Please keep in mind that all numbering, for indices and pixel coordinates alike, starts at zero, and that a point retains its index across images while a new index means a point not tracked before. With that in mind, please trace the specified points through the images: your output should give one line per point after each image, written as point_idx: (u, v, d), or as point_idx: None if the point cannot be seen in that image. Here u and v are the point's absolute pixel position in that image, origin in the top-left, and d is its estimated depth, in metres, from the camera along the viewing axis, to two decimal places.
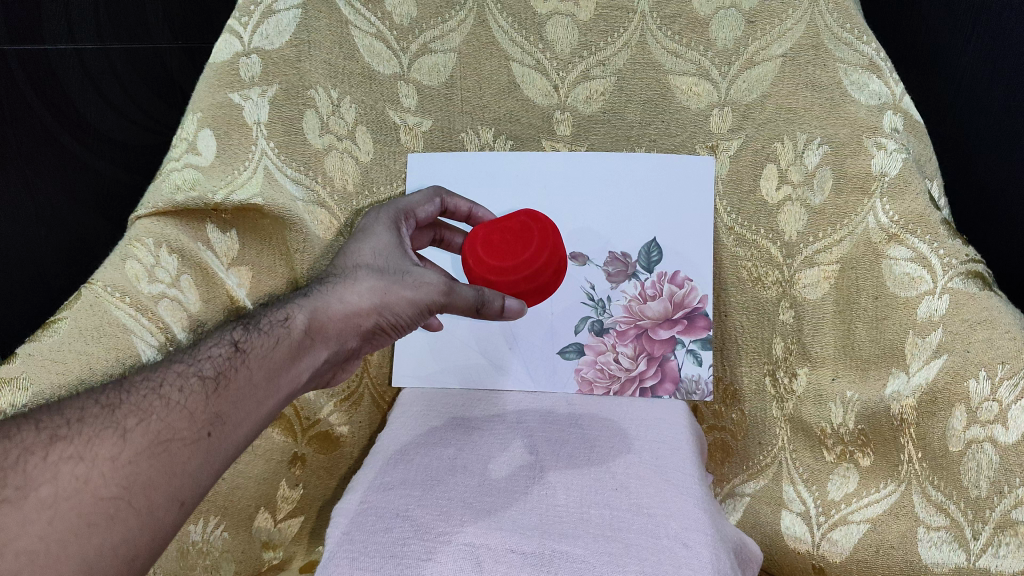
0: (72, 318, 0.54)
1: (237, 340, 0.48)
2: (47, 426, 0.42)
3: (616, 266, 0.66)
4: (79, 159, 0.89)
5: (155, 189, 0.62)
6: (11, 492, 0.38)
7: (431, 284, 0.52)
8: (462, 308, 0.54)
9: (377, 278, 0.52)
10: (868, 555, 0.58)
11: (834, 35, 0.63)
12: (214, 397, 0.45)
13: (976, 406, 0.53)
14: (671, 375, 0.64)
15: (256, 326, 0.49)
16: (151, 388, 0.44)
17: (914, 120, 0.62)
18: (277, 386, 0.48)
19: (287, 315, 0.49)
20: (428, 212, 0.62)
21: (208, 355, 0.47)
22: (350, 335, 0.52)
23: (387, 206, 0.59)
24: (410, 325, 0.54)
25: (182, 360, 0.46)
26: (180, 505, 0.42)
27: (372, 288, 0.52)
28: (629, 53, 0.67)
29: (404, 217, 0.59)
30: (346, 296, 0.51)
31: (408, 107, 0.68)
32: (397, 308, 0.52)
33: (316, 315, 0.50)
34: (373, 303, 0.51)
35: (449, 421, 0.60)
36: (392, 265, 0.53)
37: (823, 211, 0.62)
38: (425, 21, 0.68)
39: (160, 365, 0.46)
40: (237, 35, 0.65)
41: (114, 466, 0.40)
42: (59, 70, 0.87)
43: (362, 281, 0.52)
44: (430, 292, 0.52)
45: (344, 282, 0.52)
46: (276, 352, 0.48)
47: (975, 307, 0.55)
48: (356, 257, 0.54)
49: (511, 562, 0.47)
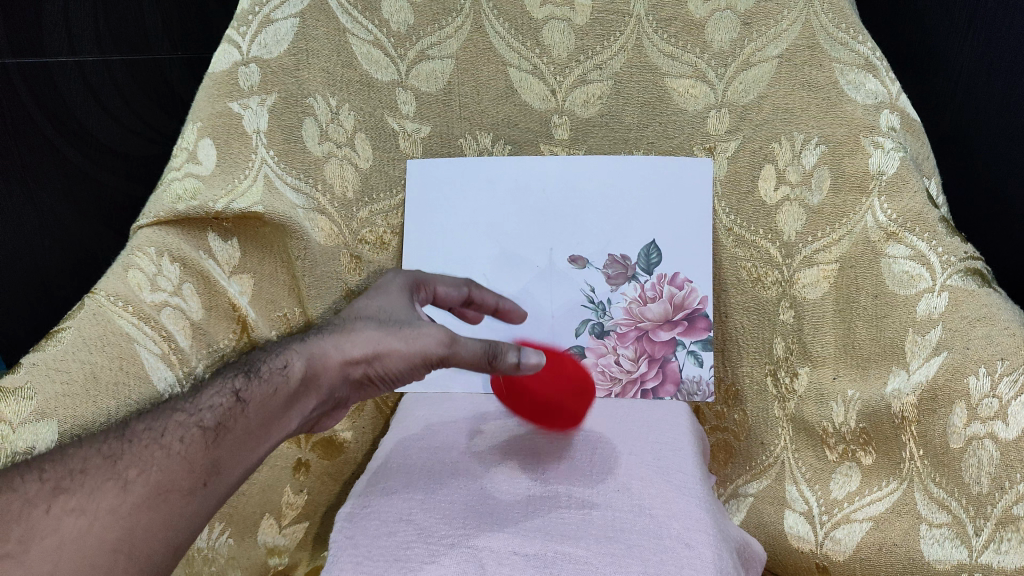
0: (76, 327, 0.53)
1: (237, 388, 0.49)
2: (51, 476, 0.44)
3: (616, 268, 0.66)
4: (81, 170, 0.89)
5: (157, 198, 0.61)
6: (15, 546, 0.43)
7: (429, 337, 0.51)
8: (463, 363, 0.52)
9: (376, 327, 0.52)
10: (871, 553, 0.58)
11: (829, 36, 0.63)
12: (212, 447, 0.47)
13: (976, 403, 0.53)
14: (673, 377, 0.65)
15: (256, 372, 0.50)
16: (153, 438, 0.46)
17: (910, 119, 0.62)
18: (273, 431, 0.50)
19: (286, 363, 0.50)
20: (452, 294, 0.60)
21: (209, 404, 0.48)
22: (345, 380, 0.52)
23: (404, 272, 0.59)
24: (408, 377, 0.53)
25: (183, 408, 0.48)
26: (175, 547, 0.45)
27: (370, 338, 0.51)
28: (625, 57, 0.68)
29: (420, 285, 0.58)
30: (344, 345, 0.51)
31: (406, 114, 0.69)
32: (394, 361, 0.51)
33: (313, 363, 0.51)
34: (368, 354, 0.51)
35: (451, 425, 0.60)
36: (393, 316, 0.53)
37: (821, 210, 0.62)
38: (423, 28, 0.68)
39: (163, 412, 0.48)
40: (236, 45, 0.65)
41: (115, 516, 0.44)
42: (60, 84, 0.86)
43: (361, 331, 0.52)
44: (431, 343, 0.51)
45: (343, 331, 0.52)
46: (273, 401, 0.49)
47: (974, 303, 0.55)
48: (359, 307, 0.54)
49: (513, 564, 0.47)
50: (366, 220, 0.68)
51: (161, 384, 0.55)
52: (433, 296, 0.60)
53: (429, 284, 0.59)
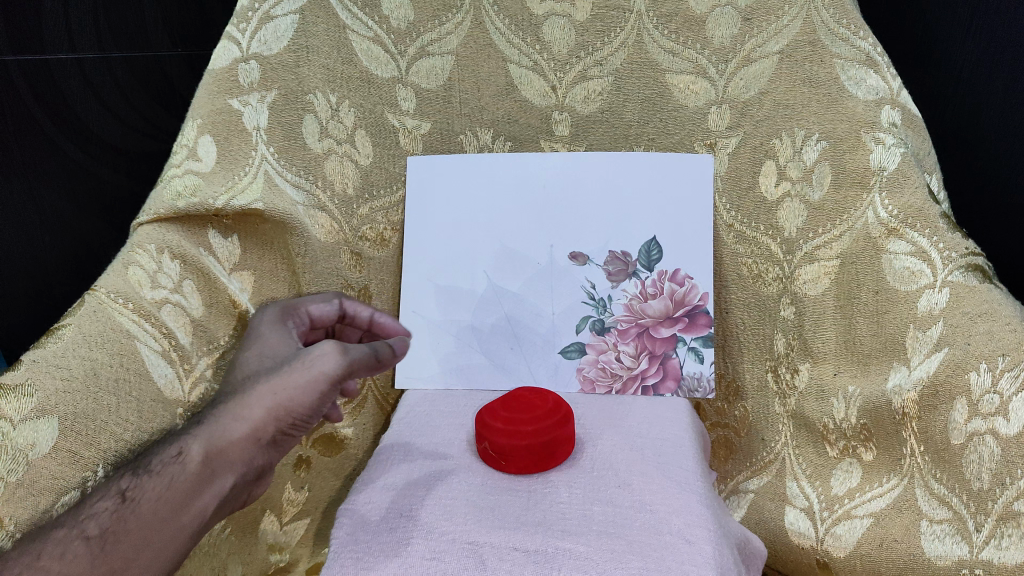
0: (76, 324, 0.52)
1: (125, 489, 0.43)
2: None
3: (616, 265, 0.66)
4: (81, 167, 0.89)
5: (157, 195, 0.61)
6: None
7: (321, 364, 0.47)
8: (361, 373, 0.49)
9: (268, 380, 0.47)
10: (872, 549, 0.57)
11: (831, 31, 0.63)
12: (107, 555, 0.41)
13: (977, 399, 0.51)
14: (674, 373, 0.65)
15: (145, 467, 0.44)
16: (29, 564, 0.39)
17: (911, 114, 0.62)
18: (180, 523, 0.44)
19: (179, 449, 0.45)
20: (326, 313, 0.56)
21: (93, 513, 0.42)
22: (255, 448, 0.47)
23: (274, 306, 0.55)
24: (318, 413, 0.48)
25: (64, 523, 0.41)
26: None
27: (263, 393, 0.46)
28: (626, 53, 0.68)
29: (290, 313, 0.55)
30: (239, 412, 0.46)
31: (407, 110, 0.69)
32: (295, 399, 0.46)
33: (212, 442, 0.45)
34: (267, 409, 0.46)
35: (454, 422, 0.61)
36: (282, 361, 0.48)
37: (822, 207, 0.62)
38: (423, 24, 0.68)
39: (37, 535, 0.41)
40: (236, 41, 0.65)
41: None
42: (59, 80, 0.85)
43: (253, 392, 0.46)
44: (328, 365, 0.47)
45: (235, 398, 0.47)
46: (173, 489, 0.44)
47: (975, 301, 0.54)
48: (247, 366, 0.49)
49: (514, 560, 0.47)
50: (366, 216, 0.68)
51: (162, 381, 0.53)
52: (308, 320, 0.56)
53: (302, 313, 0.56)
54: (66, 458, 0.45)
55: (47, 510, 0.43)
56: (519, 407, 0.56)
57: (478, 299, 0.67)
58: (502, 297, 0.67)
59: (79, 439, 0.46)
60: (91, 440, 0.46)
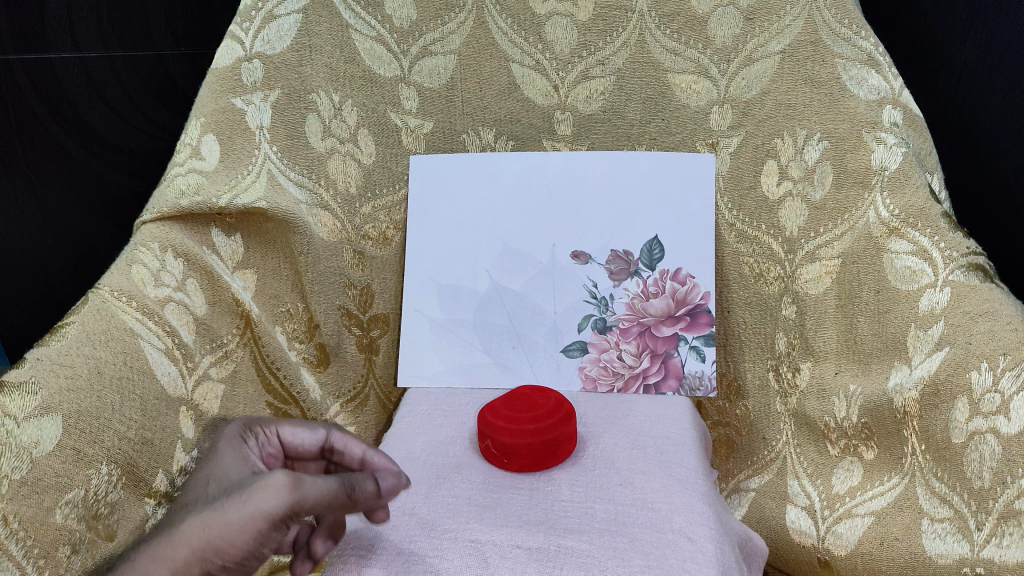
0: (80, 323, 0.51)
1: None
2: None
3: (618, 264, 0.66)
4: (85, 166, 0.89)
5: (161, 194, 0.62)
6: None
7: (261, 496, 0.37)
8: (318, 510, 0.38)
9: (199, 511, 0.38)
10: (873, 547, 0.57)
11: (832, 31, 0.63)
12: None
13: (978, 397, 0.51)
14: (675, 372, 0.65)
15: None
16: None
17: (913, 114, 0.62)
18: None
19: None
20: (309, 439, 0.46)
21: None
22: None
23: (239, 420, 0.46)
24: (258, 558, 0.38)
25: None
26: None
27: (189, 528, 0.37)
28: (628, 52, 0.68)
29: (255, 431, 0.46)
30: (159, 552, 0.37)
31: (409, 110, 0.69)
32: (225, 539, 0.36)
33: None
34: (191, 549, 0.36)
35: (456, 421, 0.61)
36: (224, 490, 0.39)
37: (823, 206, 0.62)
38: (426, 24, 0.69)
39: None
40: (239, 40, 0.65)
41: None
42: (63, 80, 0.85)
43: (180, 526, 0.37)
44: (267, 502, 0.37)
45: (160, 534, 0.38)
46: None
47: (976, 300, 0.54)
48: (193, 493, 0.41)
49: (517, 558, 0.47)
50: (368, 215, 0.68)
51: (166, 379, 0.53)
52: (283, 446, 0.47)
53: (272, 432, 0.46)
54: (70, 456, 0.45)
55: (50, 508, 0.43)
56: (520, 406, 0.56)
57: (480, 298, 0.68)
58: (505, 296, 0.67)
59: (82, 437, 0.46)
60: (93, 438, 0.46)
